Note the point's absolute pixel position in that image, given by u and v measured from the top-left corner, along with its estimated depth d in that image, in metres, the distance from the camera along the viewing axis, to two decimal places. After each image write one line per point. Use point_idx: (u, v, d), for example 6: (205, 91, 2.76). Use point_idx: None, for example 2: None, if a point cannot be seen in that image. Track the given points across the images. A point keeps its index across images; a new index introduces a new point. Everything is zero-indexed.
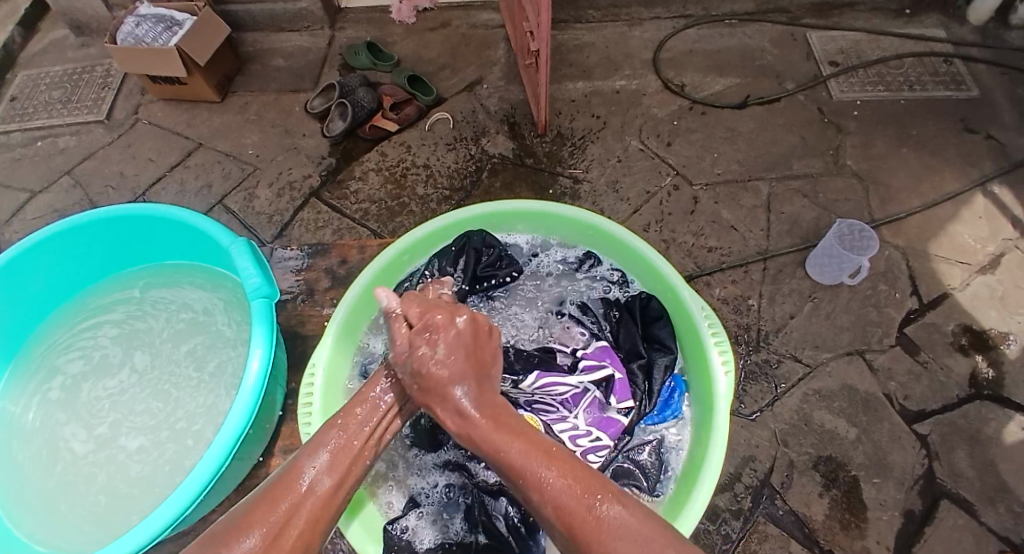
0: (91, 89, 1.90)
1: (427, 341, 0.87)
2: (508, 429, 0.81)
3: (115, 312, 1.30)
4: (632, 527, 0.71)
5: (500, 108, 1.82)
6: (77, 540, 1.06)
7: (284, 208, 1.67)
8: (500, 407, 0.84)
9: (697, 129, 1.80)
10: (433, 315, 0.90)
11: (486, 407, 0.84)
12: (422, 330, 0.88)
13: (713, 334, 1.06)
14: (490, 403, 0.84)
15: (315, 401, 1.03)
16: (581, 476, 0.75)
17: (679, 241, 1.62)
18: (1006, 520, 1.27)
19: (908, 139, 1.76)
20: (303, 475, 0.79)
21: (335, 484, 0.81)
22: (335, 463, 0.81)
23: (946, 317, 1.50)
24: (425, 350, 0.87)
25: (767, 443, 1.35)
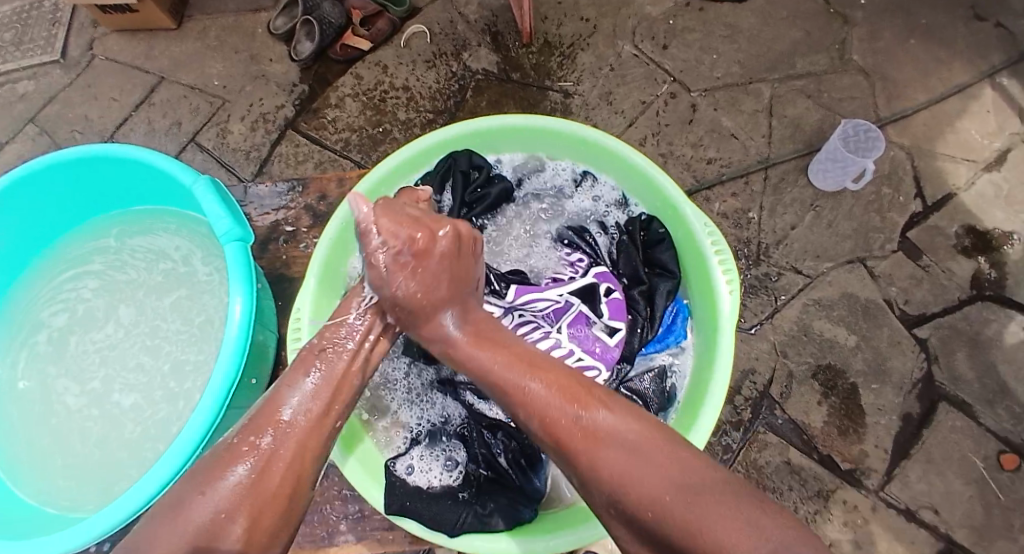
0: (42, 27, 1.77)
1: (403, 264, 0.85)
2: (498, 348, 0.82)
3: (94, 261, 1.28)
4: (622, 431, 0.69)
5: (479, 16, 1.70)
6: (82, 498, 1.11)
7: (261, 143, 1.61)
8: (483, 324, 0.87)
9: (696, 29, 1.69)
10: (411, 231, 0.85)
11: (482, 327, 0.86)
12: (402, 253, 0.84)
13: (717, 251, 1.04)
14: (482, 321, 0.87)
15: (303, 332, 1.02)
16: (575, 383, 0.75)
17: (678, 153, 1.57)
18: (1005, 421, 1.30)
19: (917, 28, 1.66)
20: (282, 409, 0.78)
21: (323, 408, 0.79)
22: (319, 391, 0.80)
23: (950, 219, 1.47)
24: (402, 277, 0.85)
25: (767, 354, 1.36)
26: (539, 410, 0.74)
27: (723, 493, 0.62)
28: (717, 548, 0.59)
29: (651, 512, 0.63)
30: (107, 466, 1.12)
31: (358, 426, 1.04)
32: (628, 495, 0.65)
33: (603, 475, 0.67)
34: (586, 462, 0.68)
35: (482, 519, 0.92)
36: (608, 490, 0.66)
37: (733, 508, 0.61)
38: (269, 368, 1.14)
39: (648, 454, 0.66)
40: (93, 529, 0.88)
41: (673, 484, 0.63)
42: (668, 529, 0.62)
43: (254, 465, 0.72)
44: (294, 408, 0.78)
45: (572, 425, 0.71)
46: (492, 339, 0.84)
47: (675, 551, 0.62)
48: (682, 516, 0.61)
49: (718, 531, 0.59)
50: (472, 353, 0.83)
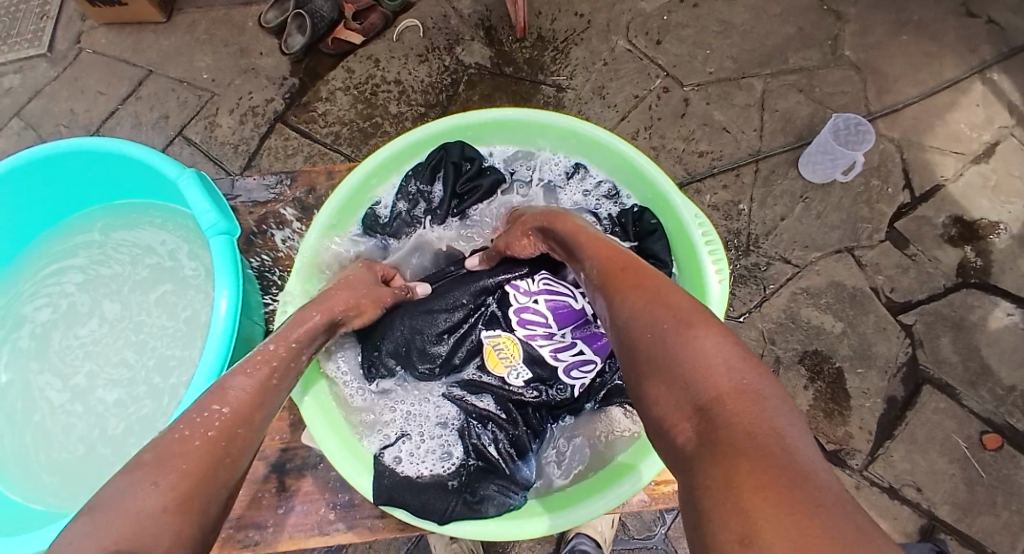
0: (29, 20, 1.79)
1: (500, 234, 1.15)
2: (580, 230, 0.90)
3: (79, 257, 1.30)
4: (659, 280, 0.71)
5: (473, 11, 1.72)
6: (68, 492, 1.12)
7: (250, 136, 1.63)
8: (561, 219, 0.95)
9: (689, 24, 1.71)
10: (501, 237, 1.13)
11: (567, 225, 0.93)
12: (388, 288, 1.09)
13: (707, 242, 1.07)
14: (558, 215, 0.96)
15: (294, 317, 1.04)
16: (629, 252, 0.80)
17: (669, 147, 1.59)
18: (987, 403, 1.33)
19: (908, 24, 1.68)
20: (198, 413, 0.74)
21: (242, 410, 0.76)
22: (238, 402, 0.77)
23: (937, 209, 1.49)
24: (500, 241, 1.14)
25: (754, 342, 1.38)
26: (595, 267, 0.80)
27: (721, 335, 0.61)
28: (699, 376, 0.58)
29: (649, 335, 0.65)
30: (88, 460, 1.14)
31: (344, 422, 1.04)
32: (636, 324, 0.67)
33: (624, 308, 0.69)
34: (616, 295, 0.72)
35: (471, 505, 0.96)
36: (624, 319, 0.69)
37: (724, 350, 0.59)
38: None
39: (667, 294, 0.68)
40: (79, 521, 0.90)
41: (673, 314, 0.64)
42: (658, 353, 0.63)
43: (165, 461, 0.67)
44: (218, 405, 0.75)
45: (614, 272, 0.76)
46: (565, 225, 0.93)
47: (659, 374, 0.62)
48: (676, 342, 0.62)
49: (709, 361, 0.59)
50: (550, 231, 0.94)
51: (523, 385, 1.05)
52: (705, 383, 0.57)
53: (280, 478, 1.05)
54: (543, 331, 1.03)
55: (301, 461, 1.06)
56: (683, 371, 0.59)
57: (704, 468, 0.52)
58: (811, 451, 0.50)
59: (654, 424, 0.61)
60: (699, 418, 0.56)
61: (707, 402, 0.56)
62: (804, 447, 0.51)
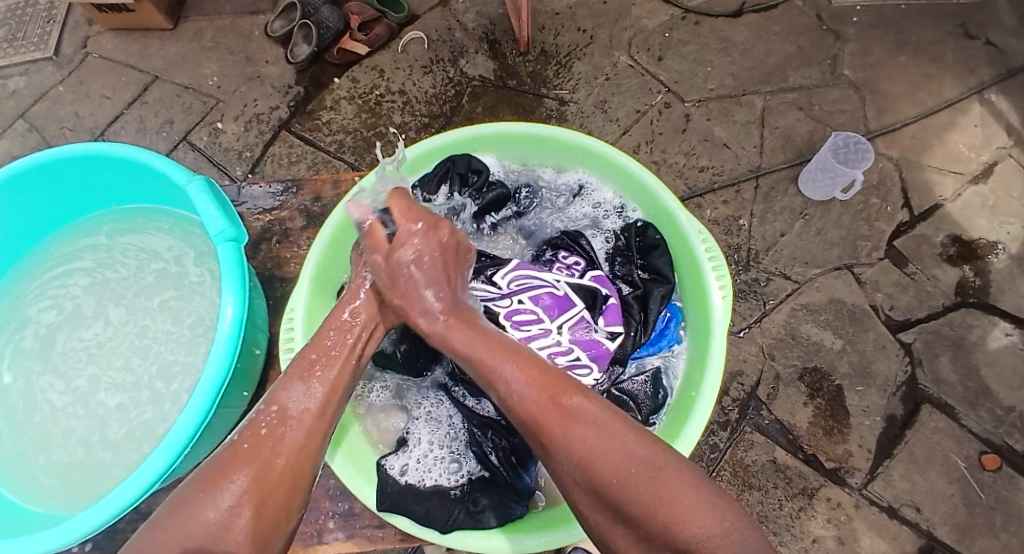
0: (36, 24, 1.80)
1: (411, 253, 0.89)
2: (483, 331, 0.84)
3: (85, 259, 1.30)
4: (595, 413, 0.72)
5: (478, 24, 1.73)
6: (67, 496, 1.12)
7: (255, 143, 1.63)
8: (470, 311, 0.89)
9: (690, 41, 1.73)
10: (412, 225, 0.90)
11: (466, 313, 0.88)
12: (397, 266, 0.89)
13: (710, 259, 1.07)
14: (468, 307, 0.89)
15: (297, 327, 1.04)
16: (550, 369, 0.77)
17: (670, 161, 1.60)
18: (986, 423, 1.33)
19: (907, 45, 1.70)
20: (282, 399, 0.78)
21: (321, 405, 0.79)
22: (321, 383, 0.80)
23: (936, 228, 1.49)
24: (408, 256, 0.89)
25: (754, 357, 1.38)
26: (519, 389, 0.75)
27: (687, 477, 0.68)
28: (680, 526, 0.65)
29: (615, 481, 0.68)
30: (88, 464, 1.13)
31: (350, 418, 1.06)
32: (598, 469, 0.69)
33: (575, 449, 0.70)
34: (563, 444, 0.71)
35: (473, 515, 0.93)
36: (582, 465, 0.70)
37: (696, 491, 0.67)
38: (259, 370, 1.15)
39: (617, 434, 0.71)
40: (81, 525, 0.88)
41: (637, 462, 0.68)
42: (635, 501, 0.67)
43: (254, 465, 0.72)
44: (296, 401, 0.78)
45: (549, 403, 0.73)
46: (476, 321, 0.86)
47: (636, 519, 0.67)
48: (654, 492, 0.66)
49: (685, 510, 0.66)
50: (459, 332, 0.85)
51: None
52: (685, 533, 0.65)
53: None
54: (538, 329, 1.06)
55: None
56: (663, 521, 0.66)
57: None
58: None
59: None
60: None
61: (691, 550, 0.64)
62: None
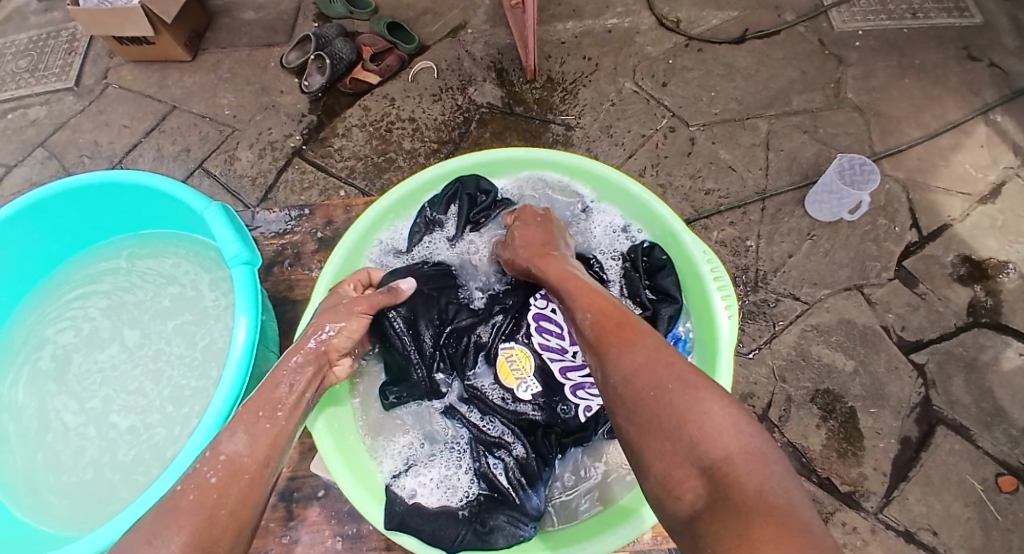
0: (58, 56, 1.86)
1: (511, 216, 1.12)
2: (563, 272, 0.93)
3: (105, 282, 1.31)
4: (654, 335, 0.74)
5: (486, 54, 1.77)
6: (78, 517, 1.11)
7: (267, 169, 1.66)
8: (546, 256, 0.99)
9: (694, 67, 1.75)
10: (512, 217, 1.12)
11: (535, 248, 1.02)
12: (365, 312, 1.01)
13: (716, 280, 1.08)
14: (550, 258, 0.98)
15: None
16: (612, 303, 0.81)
17: (676, 184, 1.61)
18: (1003, 445, 1.30)
19: (910, 68, 1.71)
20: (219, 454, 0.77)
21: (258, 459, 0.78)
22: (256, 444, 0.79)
23: (944, 249, 1.49)
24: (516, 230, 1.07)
25: (764, 380, 1.37)
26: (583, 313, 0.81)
27: (717, 393, 0.66)
28: (707, 436, 0.62)
29: (654, 393, 0.67)
30: (97, 486, 1.13)
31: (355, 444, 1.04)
32: (637, 383, 0.68)
33: (625, 363, 0.71)
34: (614, 350, 0.73)
35: (481, 536, 0.92)
36: (627, 373, 0.70)
37: (730, 416, 0.63)
38: None
39: (663, 352, 0.71)
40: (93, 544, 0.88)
41: (678, 378, 0.67)
42: (664, 411, 0.65)
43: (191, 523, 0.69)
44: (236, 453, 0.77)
45: (611, 325, 0.77)
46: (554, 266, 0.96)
47: (667, 432, 0.64)
48: (681, 402, 0.65)
49: (713, 424, 0.63)
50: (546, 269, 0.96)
51: (530, 400, 1.05)
52: (712, 442, 0.61)
53: (285, 509, 1.03)
54: (556, 344, 1.08)
55: (308, 492, 1.04)
56: (692, 433, 0.63)
57: (719, 529, 0.56)
58: (808, 505, 0.57)
59: (658, 478, 0.63)
60: (708, 477, 0.60)
61: (716, 466, 0.60)
62: (805, 502, 0.57)
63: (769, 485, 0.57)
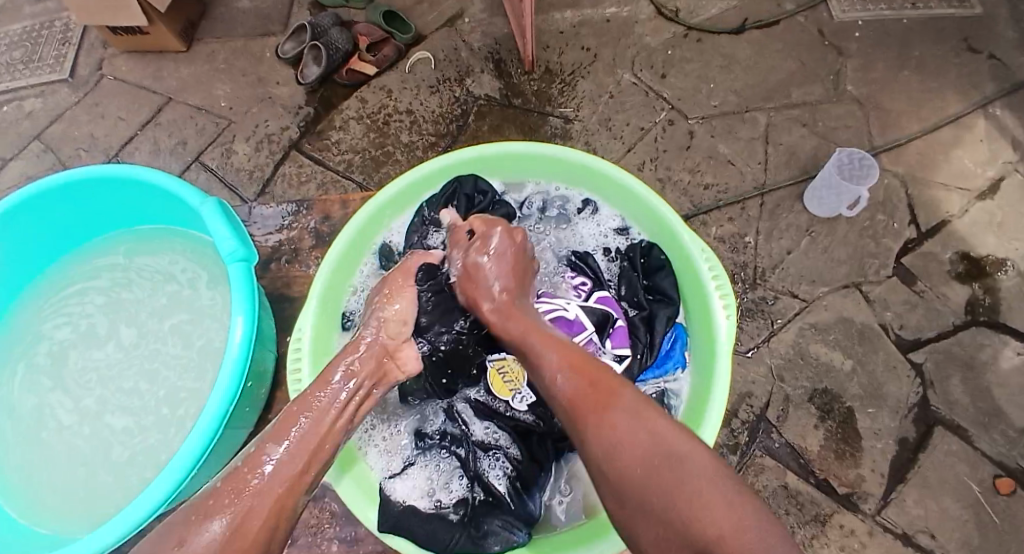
0: (52, 46, 1.82)
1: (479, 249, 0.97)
2: (535, 325, 0.87)
3: (101, 278, 1.30)
4: (632, 401, 0.71)
5: (483, 44, 1.74)
6: (75, 516, 1.10)
7: (265, 163, 1.63)
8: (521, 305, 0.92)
9: (693, 59, 1.73)
10: (494, 228, 0.98)
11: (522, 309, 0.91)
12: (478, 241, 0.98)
13: (714, 278, 1.06)
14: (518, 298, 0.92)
15: (304, 366, 1.02)
16: (594, 365, 0.77)
17: (675, 179, 1.59)
18: (1000, 445, 1.31)
19: (910, 60, 1.70)
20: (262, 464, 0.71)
21: (301, 468, 0.72)
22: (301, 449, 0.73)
23: (943, 245, 1.49)
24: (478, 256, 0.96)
25: (762, 379, 1.37)
26: (560, 372, 0.77)
27: (708, 469, 0.64)
28: (697, 519, 0.60)
29: (638, 474, 0.65)
30: (92, 486, 1.12)
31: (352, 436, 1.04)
32: (623, 461, 0.66)
33: (607, 439, 0.68)
34: (593, 422, 0.70)
35: (476, 542, 0.92)
36: (608, 451, 0.68)
37: (716, 488, 0.62)
38: (265, 391, 1.14)
39: (648, 423, 0.68)
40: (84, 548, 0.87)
41: (659, 452, 0.65)
42: (653, 494, 0.63)
43: (228, 524, 0.65)
44: (277, 461, 0.72)
45: (588, 389, 0.73)
46: (523, 317, 0.89)
47: (658, 516, 0.62)
48: (674, 483, 0.63)
49: (709, 508, 0.60)
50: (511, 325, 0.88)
51: (528, 411, 1.03)
52: (699, 525, 0.59)
53: None
54: None
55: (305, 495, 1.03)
56: (684, 513, 0.61)
57: None
58: None
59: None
60: None
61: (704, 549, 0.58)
62: None
63: None
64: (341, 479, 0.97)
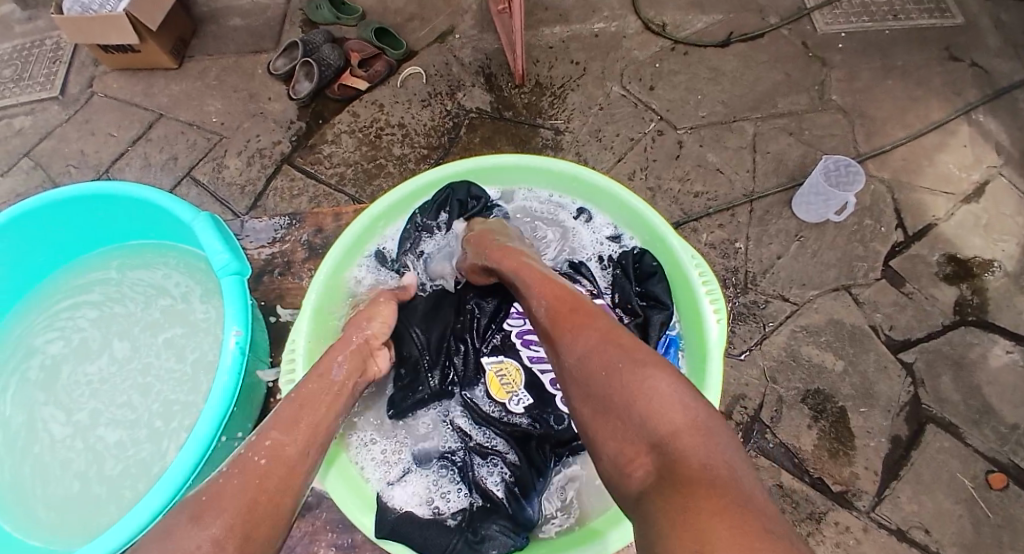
0: (43, 65, 1.84)
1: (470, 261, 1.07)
2: (524, 268, 0.93)
3: (93, 292, 1.30)
4: (603, 320, 0.77)
5: (474, 59, 1.77)
6: (67, 531, 1.10)
7: (256, 177, 1.65)
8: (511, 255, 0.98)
9: (680, 71, 1.76)
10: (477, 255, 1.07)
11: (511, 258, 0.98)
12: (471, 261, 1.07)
13: (703, 280, 1.08)
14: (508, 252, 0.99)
15: (298, 366, 1.01)
16: (571, 294, 0.82)
17: (666, 188, 1.61)
18: (991, 441, 1.32)
19: (893, 69, 1.74)
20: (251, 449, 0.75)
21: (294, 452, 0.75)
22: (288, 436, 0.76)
23: (931, 248, 1.51)
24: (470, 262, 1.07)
25: (756, 381, 1.38)
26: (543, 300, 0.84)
27: (667, 372, 0.69)
28: (653, 413, 0.65)
29: (603, 373, 0.70)
30: (83, 500, 1.12)
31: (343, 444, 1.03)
32: (591, 366, 0.72)
33: (577, 349, 0.74)
34: (568, 334, 0.76)
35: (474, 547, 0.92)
36: (577, 358, 0.73)
37: (674, 389, 0.67)
38: (259, 404, 1.14)
39: (615, 334, 0.74)
40: None
41: (627, 355, 0.71)
42: (615, 391, 0.68)
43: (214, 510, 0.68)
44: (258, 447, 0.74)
45: (565, 310, 0.79)
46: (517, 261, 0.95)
47: (616, 409, 0.68)
48: (635, 380, 0.68)
49: (662, 399, 0.66)
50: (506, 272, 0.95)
51: (523, 413, 1.08)
52: (657, 419, 0.65)
53: None
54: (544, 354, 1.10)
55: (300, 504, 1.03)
56: (640, 412, 0.66)
57: (666, 504, 0.59)
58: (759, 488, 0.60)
59: (610, 457, 0.67)
60: (656, 453, 0.63)
61: (660, 440, 0.64)
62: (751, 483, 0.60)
63: (710, 460, 0.61)
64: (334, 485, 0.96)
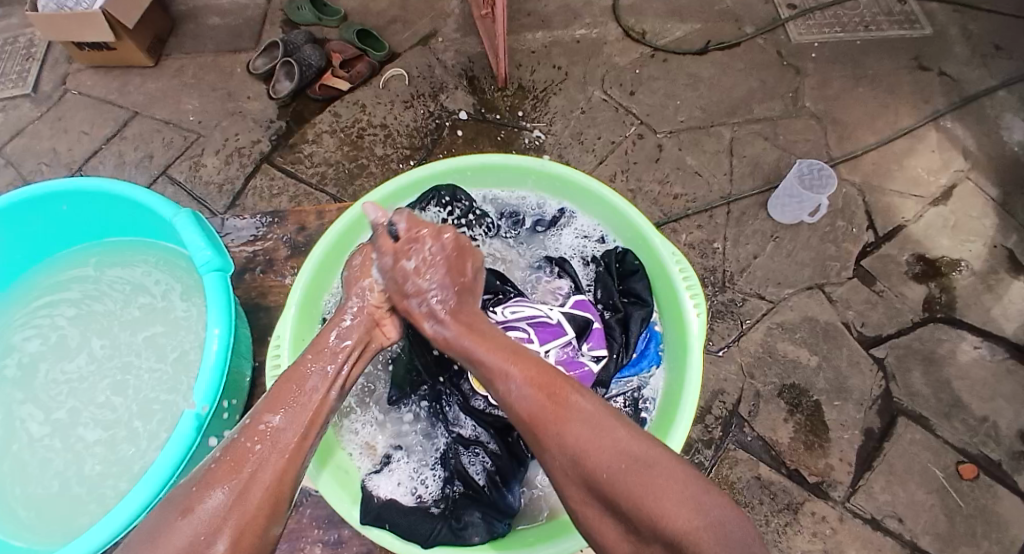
0: (15, 62, 1.82)
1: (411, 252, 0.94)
2: (484, 335, 0.86)
3: (71, 290, 1.28)
4: (592, 413, 0.74)
5: (457, 62, 1.79)
6: (44, 530, 1.08)
7: (235, 176, 1.64)
8: (473, 318, 0.91)
9: (660, 77, 1.80)
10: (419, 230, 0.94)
11: (471, 319, 0.90)
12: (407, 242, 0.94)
13: (685, 279, 1.10)
14: (467, 313, 0.91)
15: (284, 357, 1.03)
16: (551, 374, 0.78)
17: (645, 189, 1.64)
18: (961, 434, 1.36)
19: (864, 77, 1.79)
20: (266, 422, 0.78)
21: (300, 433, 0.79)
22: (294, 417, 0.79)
23: (900, 248, 1.55)
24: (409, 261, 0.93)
25: (734, 376, 1.40)
26: (515, 383, 0.79)
27: (673, 473, 0.68)
28: (663, 521, 0.65)
29: (604, 477, 0.69)
30: (62, 498, 1.10)
31: (333, 437, 1.04)
32: (589, 467, 0.70)
33: (568, 446, 0.72)
34: (554, 435, 0.73)
35: (456, 533, 0.92)
36: (571, 457, 0.71)
37: (683, 487, 0.67)
38: (241, 403, 1.13)
39: (609, 429, 0.72)
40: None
41: (625, 457, 0.70)
42: (620, 495, 0.68)
43: (232, 489, 0.72)
44: (273, 425, 0.78)
45: (545, 401, 0.76)
46: (481, 330, 0.88)
47: (625, 514, 0.67)
48: (639, 482, 0.67)
49: (671, 507, 0.65)
50: (460, 339, 0.87)
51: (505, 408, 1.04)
52: (668, 524, 0.65)
53: None
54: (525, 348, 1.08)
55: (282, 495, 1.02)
56: (649, 512, 0.66)
57: None
58: None
59: None
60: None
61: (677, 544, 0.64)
62: None
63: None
64: (319, 474, 0.96)
